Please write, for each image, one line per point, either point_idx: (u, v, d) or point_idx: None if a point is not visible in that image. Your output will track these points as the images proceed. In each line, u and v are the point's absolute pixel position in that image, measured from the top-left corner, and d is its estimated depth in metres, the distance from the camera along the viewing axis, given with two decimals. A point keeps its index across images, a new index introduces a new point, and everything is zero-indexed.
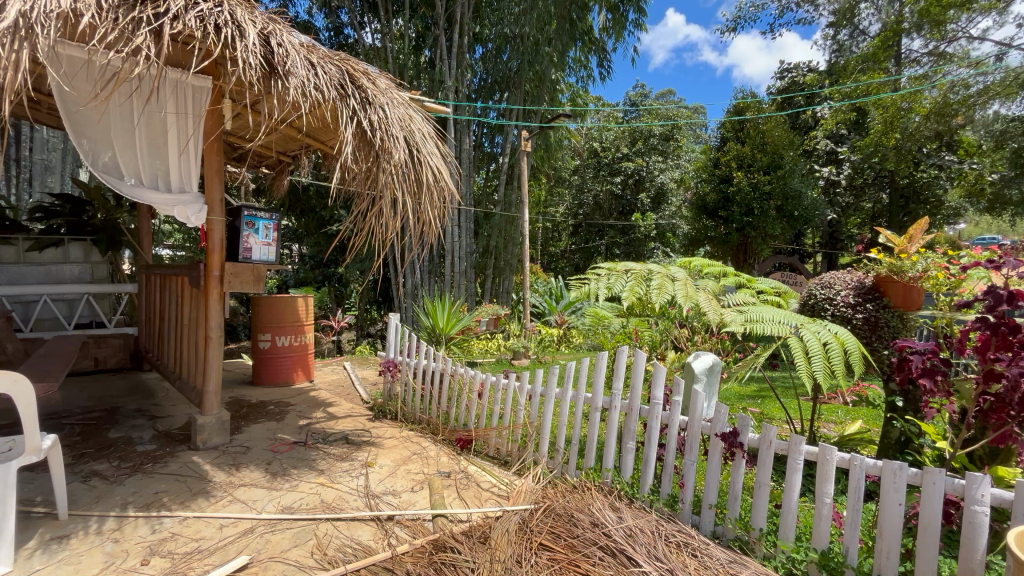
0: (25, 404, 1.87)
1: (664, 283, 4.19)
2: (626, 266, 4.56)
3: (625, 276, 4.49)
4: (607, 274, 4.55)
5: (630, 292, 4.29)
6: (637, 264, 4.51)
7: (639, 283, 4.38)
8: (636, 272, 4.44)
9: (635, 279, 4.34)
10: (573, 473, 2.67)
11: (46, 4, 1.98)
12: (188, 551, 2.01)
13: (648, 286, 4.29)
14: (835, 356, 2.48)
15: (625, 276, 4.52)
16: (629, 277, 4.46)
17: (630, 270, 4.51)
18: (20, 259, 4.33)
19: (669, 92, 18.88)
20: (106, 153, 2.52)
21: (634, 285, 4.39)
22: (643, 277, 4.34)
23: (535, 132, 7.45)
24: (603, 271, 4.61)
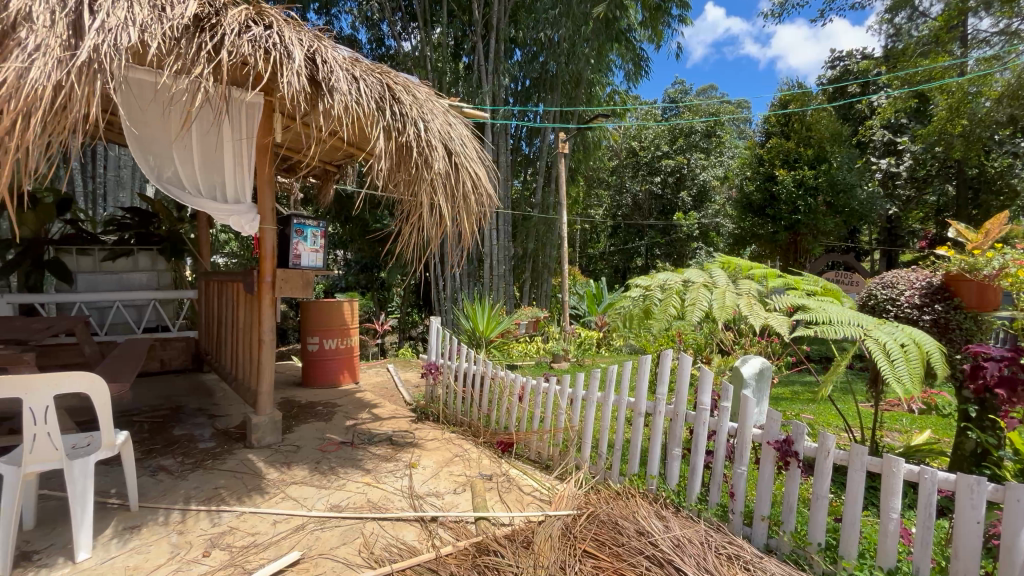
0: (100, 402, 2.01)
1: (700, 295, 4.10)
2: (662, 277, 4.47)
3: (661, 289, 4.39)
4: (644, 292, 4.49)
5: (664, 309, 4.22)
6: (672, 274, 4.40)
7: (676, 295, 4.29)
8: (672, 285, 4.33)
9: (668, 293, 4.25)
10: (617, 480, 2.61)
11: (117, 38, 2.10)
12: (245, 545, 2.11)
13: (684, 300, 4.19)
14: (917, 359, 2.33)
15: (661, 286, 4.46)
16: (664, 290, 4.35)
17: (666, 282, 4.40)
18: (96, 268, 4.70)
19: (709, 88, 18.41)
20: (169, 168, 2.68)
21: (669, 298, 4.31)
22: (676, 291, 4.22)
23: (573, 134, 7.44)
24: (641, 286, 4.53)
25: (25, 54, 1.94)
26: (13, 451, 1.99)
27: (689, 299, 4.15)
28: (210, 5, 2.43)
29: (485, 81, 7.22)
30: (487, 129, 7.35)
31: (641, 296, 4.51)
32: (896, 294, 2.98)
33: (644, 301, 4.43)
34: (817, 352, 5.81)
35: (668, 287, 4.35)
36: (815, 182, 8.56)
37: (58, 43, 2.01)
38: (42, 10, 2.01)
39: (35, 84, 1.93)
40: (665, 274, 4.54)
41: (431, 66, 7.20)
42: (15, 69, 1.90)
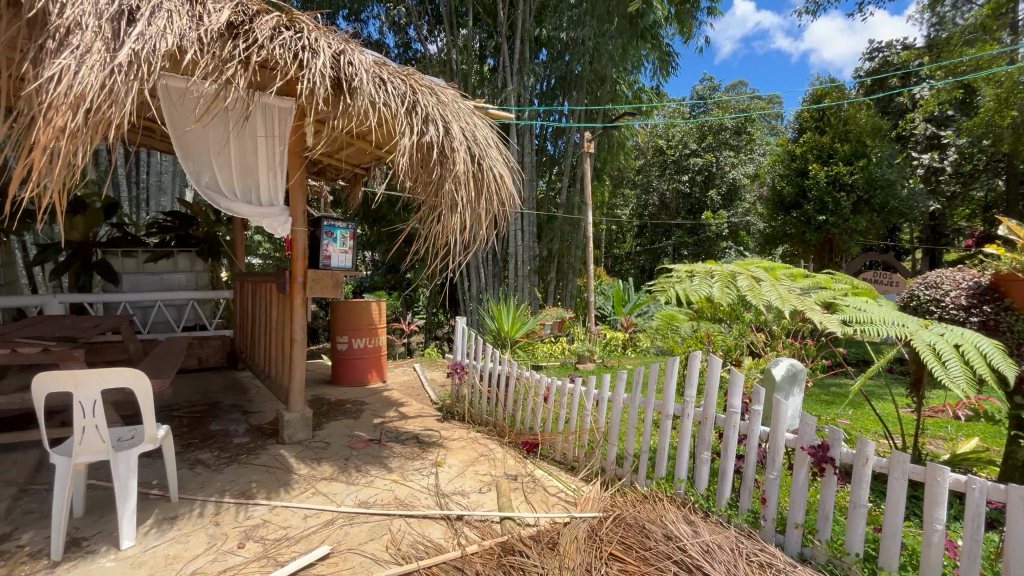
0: (143, 396, 2.10)
1: (754, 285, 3.87)
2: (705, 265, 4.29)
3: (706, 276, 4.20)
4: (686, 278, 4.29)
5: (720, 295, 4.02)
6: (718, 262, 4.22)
7: (726, 283, 4.10)
8: (720, 273, 4.12)
9: (721, 280, 4.06)
10: (644, 483, 2.57)
11: (156, 41, 2.18)
12: (278, 538, 2.17)
13: (739, 288, 3.99)
14: (975, 359, 2.17)
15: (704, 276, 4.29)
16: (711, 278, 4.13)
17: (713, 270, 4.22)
18: (140, 269, 4.91)
19: (739, 83, 17.97)
20: (207, 172, 2.78)
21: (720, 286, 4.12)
22: (730, 276, 4.01)
23: (599, 134, 7.37)
24: (684, 272, 4.35)
25: (76, 57, 1.99)
26: (64, 443, 2.10)
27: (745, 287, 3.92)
28: (243, 12, 2.51)
29: (509, 81, 7.24)
30: (511, 129, 7.37)
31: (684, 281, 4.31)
32: (941, 295, 2.84)
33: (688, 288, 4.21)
34: (854, 354, 5.60)
35: (716, 276, 4.14)
36: (851, 179, 8.25)
37: (103, 45, 2.07)
38: (92, 18, 2.06)
39: (84, 85, 1.99)
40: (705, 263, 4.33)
41: (455, 69, 7.26)
42: (68, 70, 1.95)
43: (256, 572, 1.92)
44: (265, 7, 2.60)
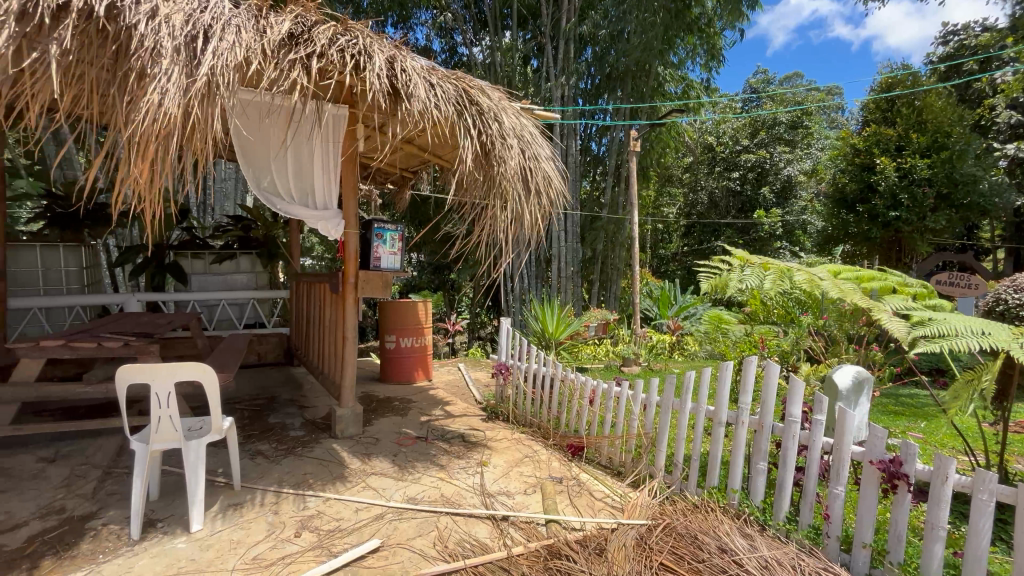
0: (210, 389, 2.24)
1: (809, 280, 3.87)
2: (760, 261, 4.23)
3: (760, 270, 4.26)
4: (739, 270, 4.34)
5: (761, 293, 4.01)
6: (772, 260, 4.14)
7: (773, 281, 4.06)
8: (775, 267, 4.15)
9: (775, 275, 4.08)
10: (694, 492, 2.49)
11: (227, 57, 2.32)
12: (331, 529, 2.25)
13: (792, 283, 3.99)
14: None
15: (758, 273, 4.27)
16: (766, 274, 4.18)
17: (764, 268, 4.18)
18: (206, 270, 5.29)
19: (795, 75, 17.07)
20: (266, 178, 2.92)
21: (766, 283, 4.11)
22: (785, 271, 4.06)
23: (645, 131, 7.23)
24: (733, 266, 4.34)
25: (161, 81, 2.14)
26: (141, 431, 2.26)
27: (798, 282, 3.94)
28: (302, 24, 2.63)
29: (553, 82, 7.24)
30: (555, 128, 7.39)
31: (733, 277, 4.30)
32: None
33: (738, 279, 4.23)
34: (927, 362, 5.20)
35: (770, 271, 4.16)
36: (926, 173, 7.62)
37: (182, 69, 2.21)
38: (170, 42, 2.19)
39: (169, 112, 2.15)
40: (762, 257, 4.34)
41: (499, 71, 7.35)
42: (155, 100, 2.11)
43: (311, 561, 2.00)
44: (322, 18, 2.71)
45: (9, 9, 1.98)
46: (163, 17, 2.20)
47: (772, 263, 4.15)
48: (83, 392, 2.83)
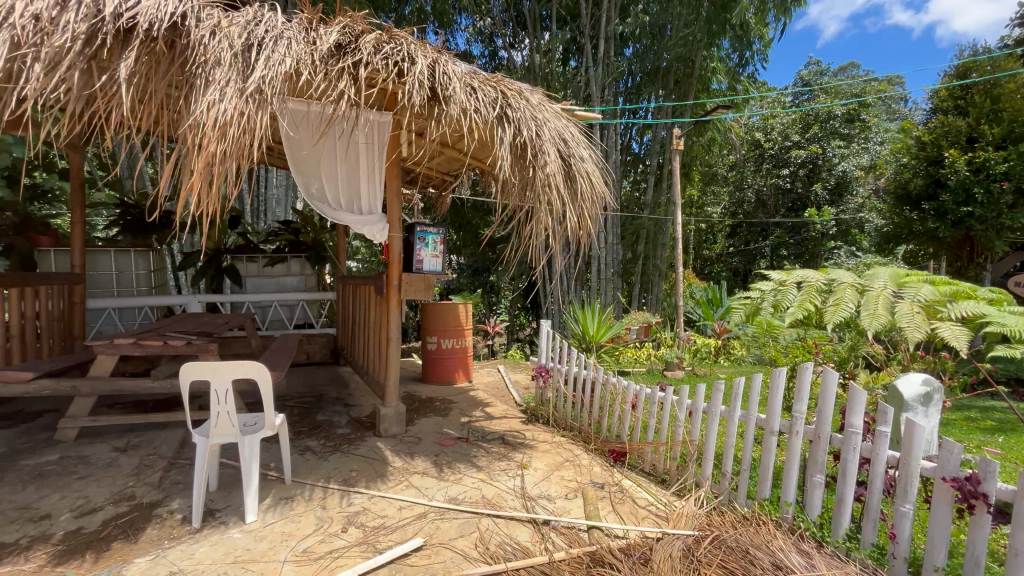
0: (265, 387, 2.34)
1: (844, 298, 3.81)
2: (799, 275, 4.22)
3: (797, 286, 4.18)
4: (775, 287, 4.27)
5: (803, 307, 3.97)
6: (812, 273, 4.14)
7: (814, 295, 4.02)
8: (812, 282, 4.08)
9: (808, 292, 4.00)
10: (744, 503, 2.38)
11: (277, 68, 2.41)
12: (376, 526, 2.30)
13: (824, 302, 3.92)
14: None
15: (794, 288, 4.18)
16: (800, 289, 4.11)
17: (804, 281, 4.16)
18: (260, 273, 5.53)
19: (851, 65, 16.09)
20: (314, 183, 3.04)
21: (805, 297, 4.07)
22: (820, 288, 4.01)
23: (689, 129, 7.02)
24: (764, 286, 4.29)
25: (218, 90, 2.26)
26: (202, 424, 2.39)
27: (834, 300, 3.87)
28: (349, 33, 2.72)
29: (592, 81, 7.15)
30: (596, 127, 7.32)
31: (773, 293, 4.26)
32: None
33: (774, 298, 4.19)
34: (1004, 372, 4.79)
35: (804, 286, 4.08)
36: (1004, 166, 6.99)
37: (238, 79, 2.33)
38: (228, 55, 2.31)
39: (225, 117, 2.26)
40: (800, 271, 4.25)
41: (538, 72, 7.33)
42: (213, 106, 2.22)
43: (357, 556, 2.06)
44: (368, 26, 2.80)
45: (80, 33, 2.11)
46: (222, 31, 2.35)
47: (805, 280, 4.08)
48: (152, 387, 3.04)
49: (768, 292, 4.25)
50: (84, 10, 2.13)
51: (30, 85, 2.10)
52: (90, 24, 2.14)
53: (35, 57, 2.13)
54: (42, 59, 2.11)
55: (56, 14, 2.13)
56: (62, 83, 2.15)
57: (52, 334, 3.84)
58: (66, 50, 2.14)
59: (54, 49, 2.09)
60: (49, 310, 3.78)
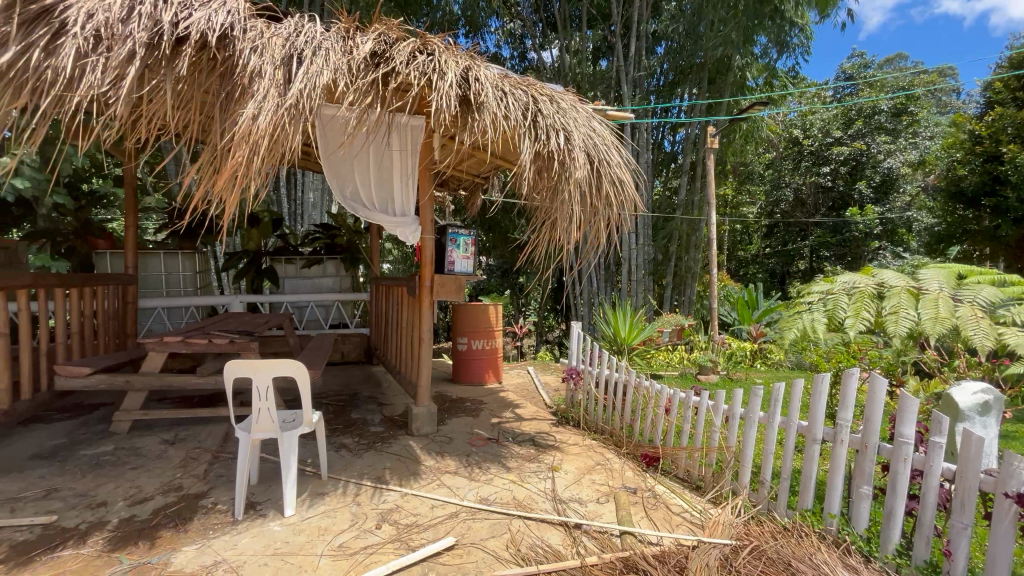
0: (303, 385, 2.41)
1: (902, 305, 3.40)
2: (845, 282, 3.76)
3: (846, 294, 3.71)
4: (822, 297, 3.79)
5: (858, 317, 3.50)
6: (861, 277, 3.68)
7: (867, 301, 3.57)
8: (862, 289, 3.63)
9: (860, 301, 3.53)
10: (784, 513, 2.30)
11: (315, 79, 2.48)
12: (409, 523, 2.34)
13: (880, 310, 3.49)
14: None
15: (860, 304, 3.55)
16: (850, 296, 3.65)
17: (853, 288, 3.69)
18: (298, 274, 5.71)
19: (898, 57, 15.30)
20: (349, 186, 3.10)
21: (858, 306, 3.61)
22: (873, 295, 3.57)
23: (724, 126, 6.85)
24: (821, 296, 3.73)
25: (256, 101, 2.33)
26: (244, 420, 2.48)
27: (889, 307, 3.46)
28: (384, 41, 2.77)
29: (623, 80, 7.09)
30: (626, 127, 7.23)
31: (820, 303, 3.77)
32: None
33: (825, 308, 3.70)
34: None
35: (855, 293, 3.63)
36: None
37: (277, 89, 2.40)
38: (268, 67, 2.39)
39: (261, 125, 2.32)
40: (846, 277, 3.83)
41: (569, 73, 7.33)
42: (250, 116, 2.29)
43: (391, 553, 2.09)
44: (403, 34, 2.85)
45: (140, 40, 2.18)
46: (264, 43, 2.44)
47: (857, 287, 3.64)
48: (198, 383, 3.17)
49: (816, 303, 3.76)
50: (144, 20, 2.21)
51: (87, 92, 2.17)
52: (150, 33, 2.22)
53: (93, 65, 2.20)
54: (103, 68, 2.19)
55: (116, 24, 2.20)
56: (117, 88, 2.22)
57: (108, 332, 4.07)
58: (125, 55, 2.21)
59: (117, 56, 2.17)
60: (106, 310, 4.01)
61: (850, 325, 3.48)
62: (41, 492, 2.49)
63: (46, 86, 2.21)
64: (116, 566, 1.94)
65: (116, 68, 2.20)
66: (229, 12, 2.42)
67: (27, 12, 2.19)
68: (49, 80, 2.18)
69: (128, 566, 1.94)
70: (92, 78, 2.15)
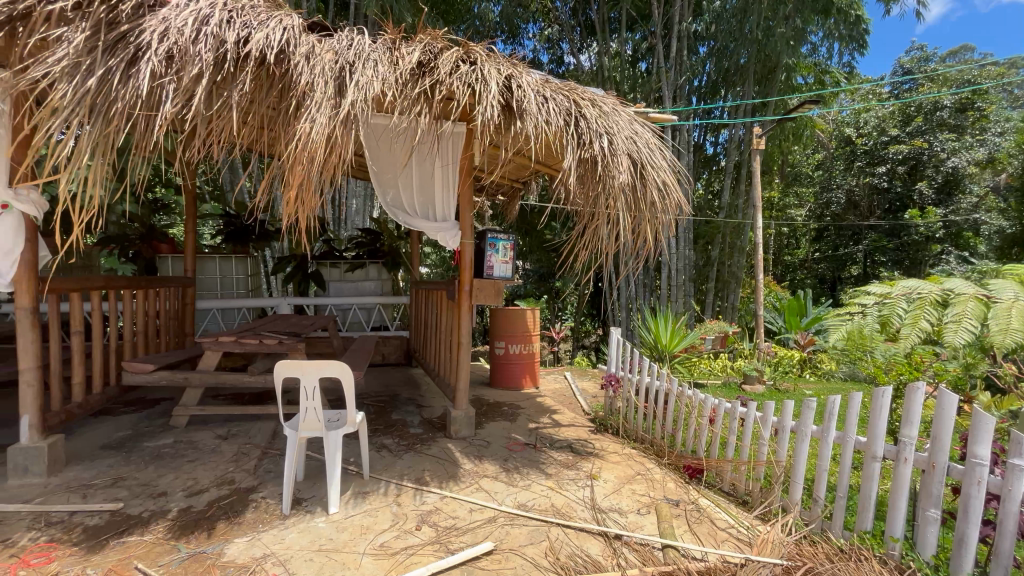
0: (348, 385, 2.47)
1: (967, 310, 3.01)
2: (908, 287, 3.43)
3: (907, 300, 3.38)
4: (878, 302, 3.50)
5: (914, 324, 3.18)
6: (925, 283, 3.34)
7: (928, 309, 3.22)
8: (925, 295, 3.28)
9: (918, 306, 3.22)
10: (841, 534, 2.17)
11: (366, 91, 2.57)
12: (449, 526, 2.36)
13: (940, 318, 3.13)
14: None
15: (917, 309, 3.25)
16: (910, 302, 3.34)
17: (915, 293, 3.36)
18: (341, 278, 5.95)
19: (963, 49, 14.28)
20: (391, 192, 3.18)
21: (917, 313, 3.28)
22: (936, 301, 3.22)
23: (770, 126, 6.57)
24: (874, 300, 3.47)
25: (313, 114, 2.43)
26: (292, 418, 2.57)
27: (952, 313, 3.08)
28: (429, 51, 2.83)
29: (664, 82, 6.95)
30: (667, 128, 7.09)
31: (876, 308, 3.49)
32: None
33: (879, 314, 3.42)
34: None
35: (915, 299, 3.30)
36: None
37: (330, 102, 2.49)
38: (320, 81, 2.49)
39: (316, 138, 2.43)
40: (910, 282, 3.49)
41: (606, 76, 7.26)
42: (307, 128, 2.40)
43: (430, 555, 2.11)
44: (446, 44, 2.90)
45: (208, 60, 2.31)
46: (316, 57, 2.54)
47: (917, 293, 3.32)
48: (249, 382, 3.31)
49: (870, 306, 3.48)
50: (211, 41, 2.34)
51: (167, 113, 2.31)
52: (217, 54, 2.34)
53: (167, 86, 2.32)
54: (176, 87, 2.32)
55: (186, 45, 2.31)
56: (189, 106, 2.35)
57: (169, 330, 4.33)
58: (197, 75, 2.34)
59: (191, 77, 2.30)
60: (168, 310, 4.27)
61: (902, 332, 3.18)
62: (109, 480, 2.67)
63: (128, 110, 2.32)
64: (175, 554, 2.05)
65: (189, 87, 2.33)
66: (284, 28, 2.53)
67: (108, 41, 2.30)
68: (131, 104, 2.29)
69: (185, 554, 2.05)
70: (168, 100, 2.27)
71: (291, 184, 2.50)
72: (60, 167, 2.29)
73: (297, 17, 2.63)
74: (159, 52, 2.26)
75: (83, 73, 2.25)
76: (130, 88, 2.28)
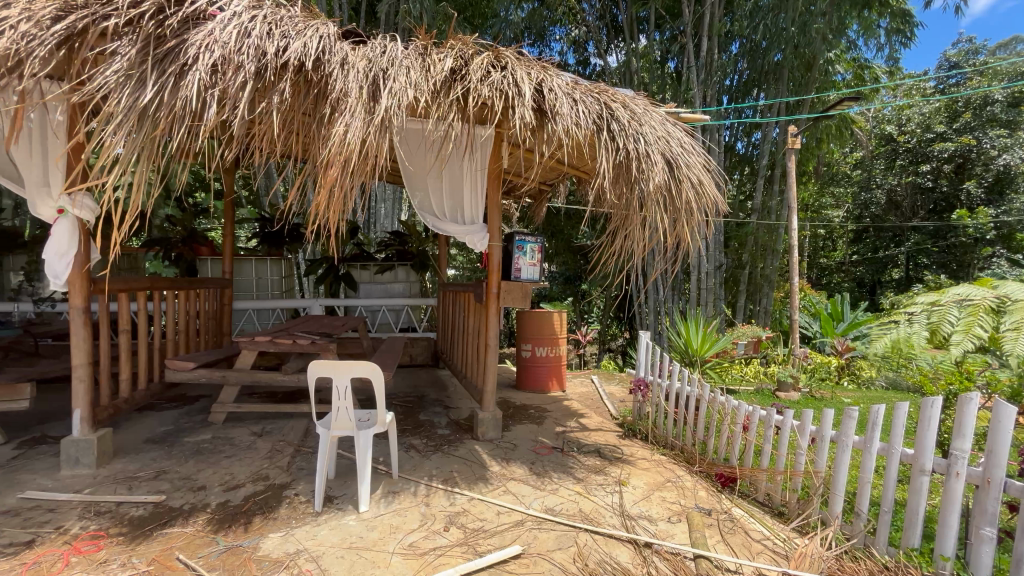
0: (378, 386, 2.51)
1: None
2: (959, 293, 3.31)
3: (958, 307, 3.24)
4: (925, 309, 3.37)
5: (967, 332, 3.03)
6: (978, 289, 3.22)
7: (983, 316, 3.08)
8: (978, 302, 3.16)
9: (972, 312, 3.08)
10: (885, 551, 2.07)
11: (400, 98, 2.61)
12: (476, 528, 2.36)
13: (999, 325, 2.98)
14: None
15: (972, 317, 3.10)
16: (961, 309, 3.20)
17: (967, 300, 3.22)
18: (371, 279, 6.07)
19: (1015, 40, 13.54)
20: (420, 195, 3.23)
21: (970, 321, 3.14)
22: (992, 309, 3.09)
23: (806, 126, 6.36)
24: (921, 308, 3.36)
25: (348, 119, 2.48)
26: (324, 417, 2.62)
27: (1010, 320, 2.94)
28: (461, 58, 2.86)
29: (695, 81, 6.80)
30: (697, 128, 6.96)
31: (923, 316, 3.37)
32: None
33: (927, 321, 3.29)
34: None
35: (968, 306, 3.16)
36: None
37: (364, 108, 2.54)
38: (355, 88, 2.54)
39: (351, 142, 2.47)
40: (960, 288, 3.37)
41: (635, 76, 7.19)
42: (341, 132, 2.45)
43: (458, 556, 2.12)
44: (477, 50, 2.93)
45: (249, 70, 2.39)
46: (351, 64, 2.60)
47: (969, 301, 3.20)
48: (283, 381, 3.40)
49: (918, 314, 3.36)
50: (252, 51, 2.42)
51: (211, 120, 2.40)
52: (258, 64, 2.43)
53: (211, 95, 2.42)
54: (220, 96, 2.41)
55: (230, 56, 2.41)
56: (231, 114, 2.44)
57: (208, 330, 4.49)
58: (239, 84, 2.42)
59: (233, 87, 2.38)
60: (207, 310, 4.43)
61: (954, 340, 3.03)
62: (152, 473, 2.78)
63: (174, 117, 2.42)
64: (213, 547, 2.12)
65: (231, 95, 2.42)
66: (320, 37, 2.60)
67: (158, 53, 2.42)
68: (177, 112, 2.39)
69: (224, 547, 2.12)
70: (212, 108, 2.36)
71: (326, 186, 2.56)
72: (113, 172, 2.41)
73: (333, 26, 2.70)
74: (206, 62, 2.35)
75: (135, 83, 2.36)
76: (176, 97, 2.38)
